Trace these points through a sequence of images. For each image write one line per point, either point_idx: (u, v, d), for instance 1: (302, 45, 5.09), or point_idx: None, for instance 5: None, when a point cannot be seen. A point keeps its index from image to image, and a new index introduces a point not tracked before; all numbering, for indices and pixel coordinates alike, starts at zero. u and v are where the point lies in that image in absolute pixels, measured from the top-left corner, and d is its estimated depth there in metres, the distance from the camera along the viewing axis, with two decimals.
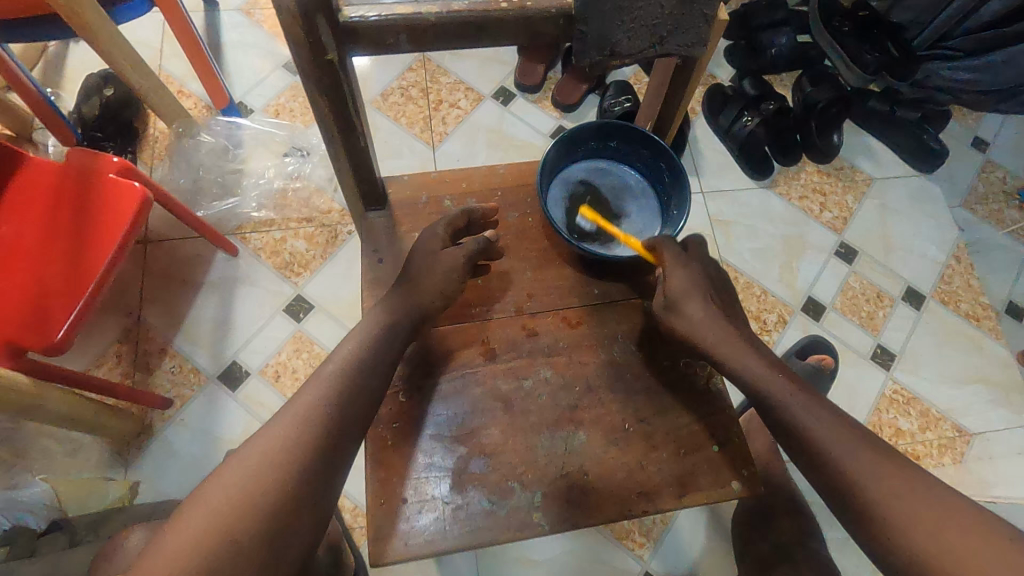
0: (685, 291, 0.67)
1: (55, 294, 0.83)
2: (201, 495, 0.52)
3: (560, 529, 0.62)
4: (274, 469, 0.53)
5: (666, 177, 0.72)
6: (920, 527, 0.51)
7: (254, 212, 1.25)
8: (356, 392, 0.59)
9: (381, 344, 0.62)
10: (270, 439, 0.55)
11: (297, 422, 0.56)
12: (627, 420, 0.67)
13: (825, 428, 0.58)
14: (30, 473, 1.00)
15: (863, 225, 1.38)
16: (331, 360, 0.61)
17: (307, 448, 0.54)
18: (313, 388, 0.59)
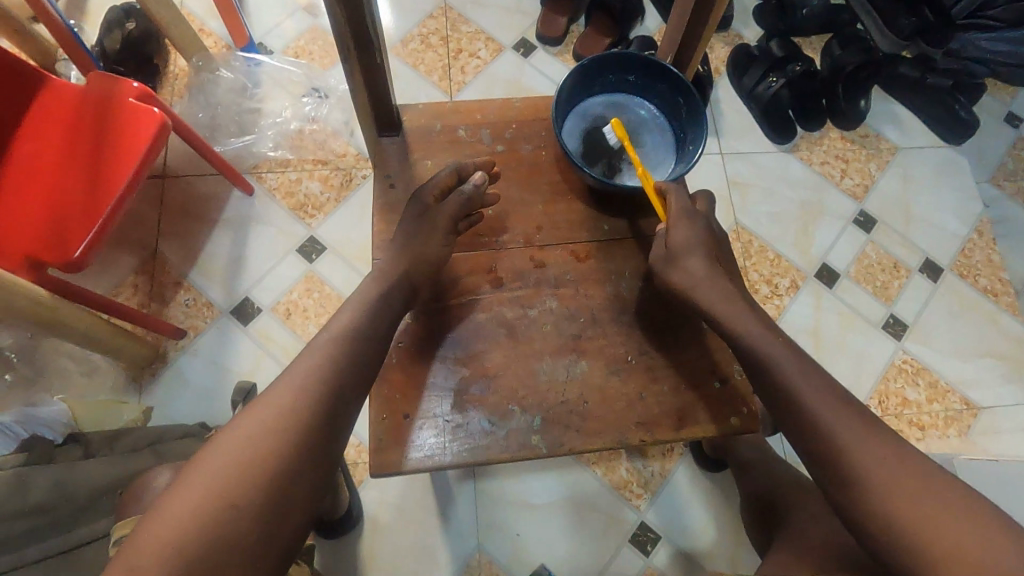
0: (685, 247, 0.66)
1: (74, 214, 0.84)
2: (200, 460, 0.51)
3: (557, 452, 0.63)
4: (275, 434, 0.53)
5: (684, 113, 0.70)
6: (902, 495, 0.52)
7: (270, 151, 1.25)
8: (356, 358, 0.59)
9: (378, 313, 0.62)
10: (270, 404, 0.55)
11: (296, 388, 0.56)
12: (630, 352, 0.67)
13: (816, 392, 0.59)
14: (49, 391, 1.03)
15: (883, 194, 1.35)
16: (329, 327, 0.61)
17: (307, 413, 0.55)
18: (310, 354, 0.59)
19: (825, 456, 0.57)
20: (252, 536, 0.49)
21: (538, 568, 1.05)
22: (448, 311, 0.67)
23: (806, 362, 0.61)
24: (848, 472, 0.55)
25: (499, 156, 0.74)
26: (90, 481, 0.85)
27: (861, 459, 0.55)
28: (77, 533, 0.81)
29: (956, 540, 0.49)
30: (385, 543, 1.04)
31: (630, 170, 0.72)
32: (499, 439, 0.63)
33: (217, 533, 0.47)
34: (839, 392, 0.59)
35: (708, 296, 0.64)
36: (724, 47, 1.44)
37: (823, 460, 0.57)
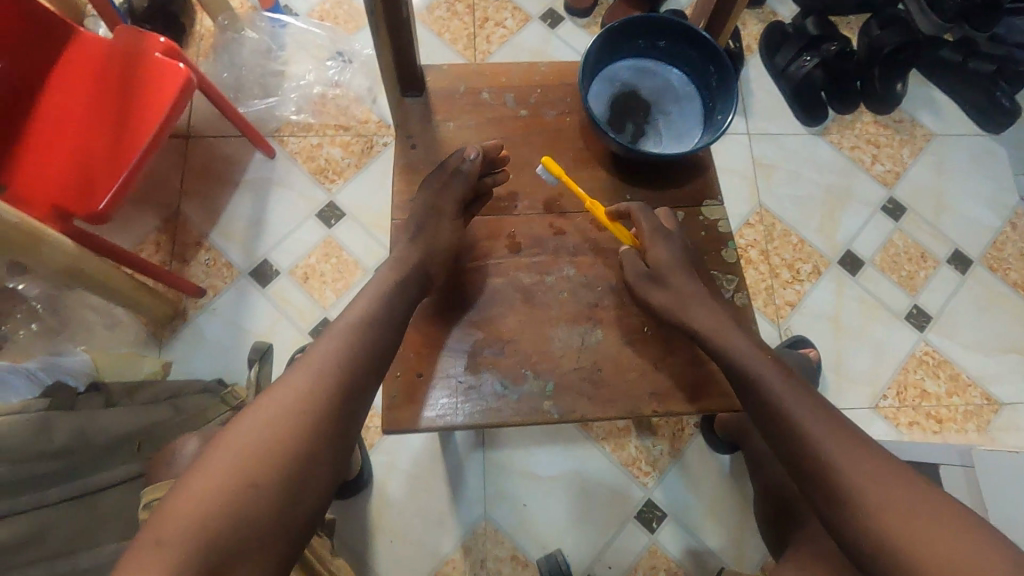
0: (670, 265, 0.65)
1: (98, 169, 0.85)
2: (216, 447, 0.52)
3: (569, 419, 0.63)
4: (290, 423, 0.53)
5: (714, 82, 0.68)
6: (894, 513, 0.51)
7: (292, 115, 1.25)
8: (371, 348, 0.59)
9: (393, 302, 0.62)
10: (286, 392, 0.55)
11: (312, 377, 0.56)
12: (647, 323, 0.66)
13: (804, 408, 0.58)
14: (73, 342, 1.06)
15: (915, 181, 1.31)
16: (345, 315, 0.60)
17: (322, 403, 0.55)
18: (326, 343, 0.58)
19: (816, 470, 0.56)
20: (265, 519, 0.49)
21: (543, 539, 1.06)
22: (466, 275, 0.67)
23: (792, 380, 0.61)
24: (841, 487, 0.54)
25: (522, 121, 0.73)
26: (110, 430, 0.88)
27: (853, 471, 0.54)
28: (97, 477, 0.85)
29: (948, 555, 0.48)
30: (392, 507, 1.06)
31: (655, 139, 0.70)
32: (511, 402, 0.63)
33: (233, 519, 0.48)
34: (823, 407, 0.59)
35: (696, 313, 0.63)
36: (757, 24, 1.40)
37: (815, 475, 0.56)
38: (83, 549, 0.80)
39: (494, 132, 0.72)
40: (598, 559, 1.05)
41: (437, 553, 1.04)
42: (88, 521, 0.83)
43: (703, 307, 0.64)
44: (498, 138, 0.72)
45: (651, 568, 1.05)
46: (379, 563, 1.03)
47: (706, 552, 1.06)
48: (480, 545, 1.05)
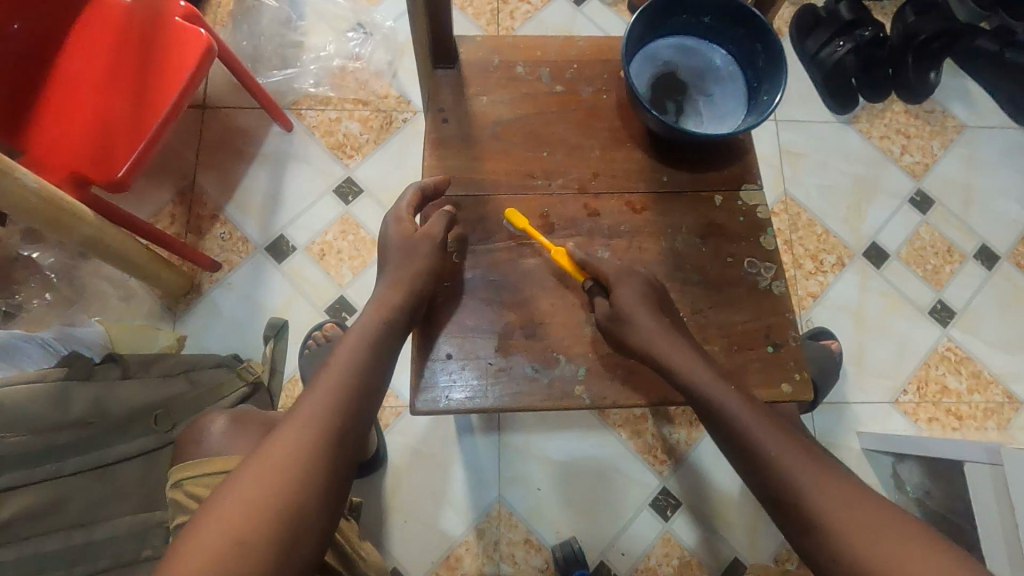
0: (634, 310, 0.59)
1: (117, 137, 0.83)
2: (215, 510, 0.48)
3: (600, 405, 0.62)
4: (298, 476, 0.51)
5: (761, 61, 0.66)
6: (863, 535, 0.49)
7: (311, 88, 1.22)
8: (369, 388, 0.57)
9: (387, 339, 0.59)
10: (286, 444, 0.52)
11: (314, 423, 0.53)
12: (682, 309, 0.64)
13: (765, 433, 0.55)
14: (87, 313, 1.05)
15: (945, 174, 1.28)
16: (338, 354, 0.58)
17: (328, 450, 0.53)
18: (321, 386, 0.56)
19: (779, 493, 0.53)
20: None
21: (557, 523, 1.06)
22: (498, 255, 0.65)
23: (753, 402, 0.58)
24: (807, 511, 0.51)
25: (558, 97, 0.70)
26: (127, 403, 0.87)
27: (814, 493, 0.52)
28: (118, 448, 0.86)
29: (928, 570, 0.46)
30: (407, 486, 1.06)
31: (696, 120, 0.68)
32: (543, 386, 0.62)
33: None
34: (779, 425, 0.56)
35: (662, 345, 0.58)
36: (788, 7, 1.36)
37: (779, 500, 0.53)
38: (101, 521, 0.81)
39: (529, 107, 0.70)
40: (611, 545, 1.05)
41: (451, 535, 1.04)
42: (105, 494, 0.83)
43: (668, 339, 0.59)
44: (532, 114, 0.70)
45: (665, 555, 1.05)
46: (393, 541, 1.03)
47: (720, 541, 1.06)
48: (495, 528, 1.05)
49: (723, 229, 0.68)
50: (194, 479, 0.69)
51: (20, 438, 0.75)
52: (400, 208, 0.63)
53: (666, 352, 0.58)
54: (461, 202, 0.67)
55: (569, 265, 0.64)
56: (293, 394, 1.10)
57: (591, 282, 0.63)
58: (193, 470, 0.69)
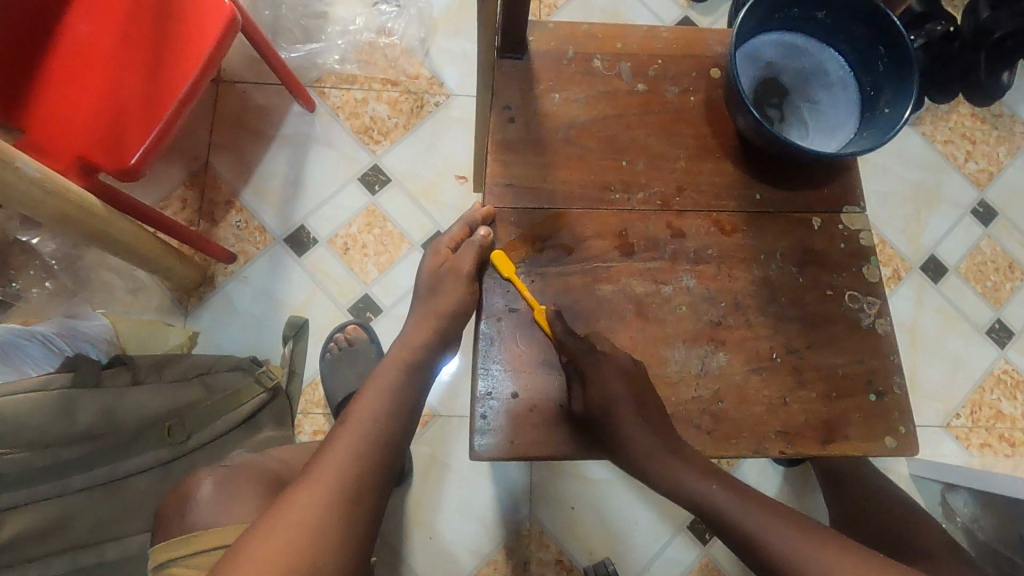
0: (608, 400, 0.53)
1: (129, 114, 0.74)
2: (237, 562, 0.50)
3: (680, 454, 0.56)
4: (318, 533, 0.52)
5: (882, 66, 0.57)
6: None
7: (337, 64, 1.12)
8: (389, 445, 0.58)
9: (410, 394, 0.61)
10: (307, 501, 0.54)
11: (335, 479, 0.55)
12: (776, 349, 0.57)
13: (758, 516, 0.51)
14: (91, 305, 0.96)
15: (1010, 184, 1.20)
16: (358, 409, 0.59)
17: (347, 506, 0.54)
18: (342, 441, 0.57)
19: None
20: None
21: (591, 545, 1.00)
22: (573, 280, 0.58)
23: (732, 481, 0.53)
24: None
25: (640, 97, 0.62)
26: (138, 412, 0.79)
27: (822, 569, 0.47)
28: (126, 463, 0.79)
29: None
30: (432, 499, 1.00)
31: (801, 130, 0.59)
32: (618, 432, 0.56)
33: None
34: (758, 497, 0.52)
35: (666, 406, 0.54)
36: None
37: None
38: (111, 539, 0.77)
39: (607, 108, 0.61)
40: (647, 569, 1.00)
41: (478, 554, 0.98)
42: (114, 509, 0.78)
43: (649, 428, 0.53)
44: (611, 115, 0.61)
45: None
46: (415, 558, 0.97)
47: None
48: (524, 547, 0.99)
49: (822, 258, 0.60)
50: (181, 561, 0.62)
51: (17, 455, 0.69)
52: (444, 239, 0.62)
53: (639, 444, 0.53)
54: (530, 216, 0.59)
55: (546, 327, 0.56)
56: (313, 399, 1.01)
57: (567, 359, 0.55)
58: (179, 550, 0.63)
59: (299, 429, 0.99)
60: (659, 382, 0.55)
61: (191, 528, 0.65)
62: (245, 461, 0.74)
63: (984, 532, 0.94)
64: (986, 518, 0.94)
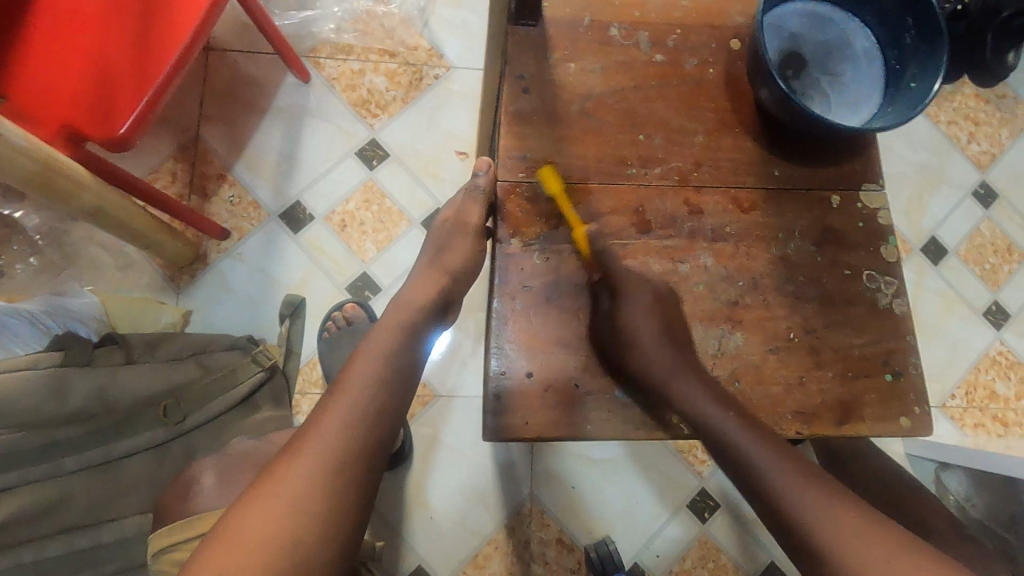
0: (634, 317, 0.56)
1: (119, 77, 0.70)
2: (223, 544, 0.49)
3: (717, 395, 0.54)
4: (304, 509, 0.50)
5: (909, 38, 0.56)
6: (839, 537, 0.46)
7: (333, 33, 1.08)
8: (386, 422, 0.57)
9: (402, 361, 0.59)
10: (294, 476, 0.52)
11: (323, 450, 0.53)
12: (793, 329, 0.57)
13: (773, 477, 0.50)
14: (79, 283, 0.93)
15: (1011, 166, 1.20)
16: (352, 379, 0.57)
17: (335, 482, 0.52)
18: (332, 413, 0.55)
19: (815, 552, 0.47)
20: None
21: (590, 524, 1.00)
22: (596, 258, 0.57)
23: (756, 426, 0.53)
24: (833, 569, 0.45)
25: (659, 68, 0.60)
26: (131, 391, 0.77)
27: (839, 534, 0.46)
28: (123, 444, 0.77)
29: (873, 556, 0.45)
30: (433, 477, 0.99)
31: (823, 103, 0.58)
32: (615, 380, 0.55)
33: None
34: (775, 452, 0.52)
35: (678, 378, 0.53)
36: None
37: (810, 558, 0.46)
38: (107, 521, 0.75)
39: (624, 79, 0.59)
40: (645, 548, 1.00)
41: (478, 533, 0.98)
42: (109, 490, 0.76)
43: (669, 361, 0.55)
44: (628, 87, 0.59)
45: (700, 558, 1.00)
46: (415, 537, 0.97)
47: (757, 544, 1.02)
48: (526, 527, 0.99)
49: (841, 236, 0.59)
50: (185, 545, 0.61)
51: (13, 436, 0.69)
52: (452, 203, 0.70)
53: (656, 371, 0.54)
54: (546, 190, 0.57)
55: (586, 247, 0.56)
56: (311, 378, 0.98)
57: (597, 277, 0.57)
58: (179, 535, 0.61)
59: (296, 409, 0.97)
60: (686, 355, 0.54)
61: (195, 512, 0.64)
62: (247, 449, 0.74)
63: (978, 510, 0.96)
64: (980, 496, 0.95)
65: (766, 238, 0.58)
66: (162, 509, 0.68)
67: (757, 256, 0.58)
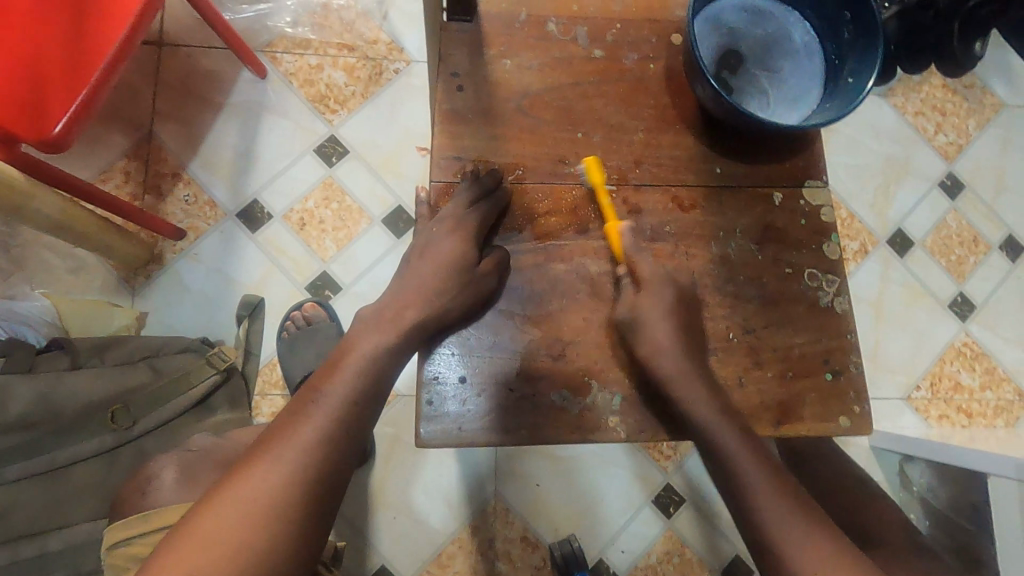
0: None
1: (55, 76, 0.69)
2: (183, 546, 0.46)
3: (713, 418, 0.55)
4: (268, 517, 0.47)
5: (847, 33, 0.55)
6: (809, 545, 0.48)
7: (288, 28, 1.06)
8: (359, 431, 0.53)
9: (376, 371, 0.54)
10: (258, 482, 0.48)
11: (297, 457, 0.49)
12: (733, 330, 0.57)
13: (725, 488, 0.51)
14: (30, 286, 0.92)
15: (978, 156, 1.20)
16: (332, 386, 0.53)
17: (301, 493, 0.49)
18: (309, 421, 0.51)
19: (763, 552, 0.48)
20: None
21: (556, 523, 1.00)
22: (533, 261, 0.57)
23: (756, 445, 0.52)
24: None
25: (598, 64, 0.59)
26: (79, 396, 0.76)
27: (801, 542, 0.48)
28: (67, 451, 0.76)
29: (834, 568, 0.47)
30: (398, 477, 0.98)
31: (762, 100, 0.57)
32: (561, 385, 0.55)
33: None
34: (720, 463, 0.52)
35: None
36: None
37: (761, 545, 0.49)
38: (54, 529, 0.74)
39: (561, 76, 0.59)
40: (611, 543, 1.00)
41: (444, 532, 0.97)
42: (61, 495, 0.75)
43: (643, 397, 0.53)
44: (565, 85, 0.59)
45: (665, 553, 1.00)
46: (380, 538, 0.96)
47: (722, 538, 1.02)
48: (490, 525, 0.98)
49: (783, 233, 0.59)
50: (139, 539, 0.60)
51: None
52: (451, 215, 0.56)
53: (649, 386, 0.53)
54: (497, 184, 0.57)
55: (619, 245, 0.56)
56: (271, 379, 0.97)
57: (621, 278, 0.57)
58: (137, 528, 0.60)
59: (256, 411, 0.95)
60: (645, 361, 0.54)
61: (147, 508, 0.63)
62: (207, 445, 0.72)
63: (939, 501, 0.96)
64: (942, 487, 0.95)
65: (707, 236, 0.58)
66: (118, 505, 0.67)
67: (697, 255, 0.58)
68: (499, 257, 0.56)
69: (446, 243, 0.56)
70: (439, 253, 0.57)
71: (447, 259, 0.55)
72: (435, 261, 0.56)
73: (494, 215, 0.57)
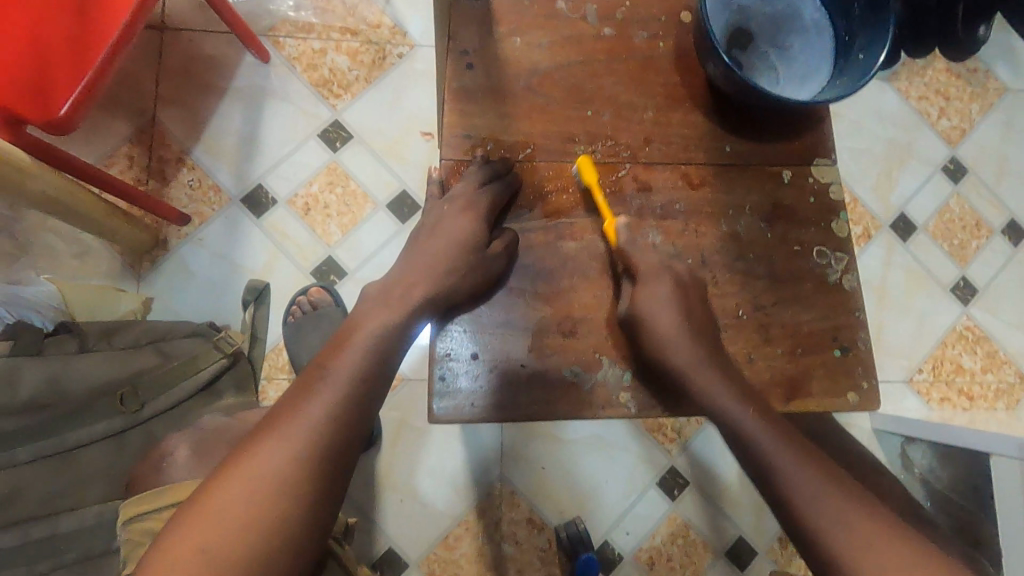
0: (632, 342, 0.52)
1: (60, 57, 0.69)
2: (194, 523, 0.46)
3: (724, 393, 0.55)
4: (279, 493, 0.47)
5: (857, 9, 0.55)
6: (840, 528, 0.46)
7: (291, 11, 1.06)
8: (371, 407, 0.53)
9: (387, 348, 0.54)
10: (268, 458, 0.48)
11: (305, 434, 0.50)
12: (743, 307, 0.57)
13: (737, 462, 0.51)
14: (35, 271, 0.92)
15: (981, 141, 1.20)
16: (340, 363, 0.53)
17: (310, 468, 0.49)
18: (318, 397, 0.51)
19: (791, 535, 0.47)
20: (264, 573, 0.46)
21: (562, 506, 1.01)
22: (543, 239, 0.57)
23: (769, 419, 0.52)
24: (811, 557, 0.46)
25: (607, 42, 0.59)
26: (86, 378, 0.77)
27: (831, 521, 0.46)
28: (75, 433, 0.76)
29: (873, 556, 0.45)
30: (403, 460, 0.99)
31: (772, 77, 0.57)
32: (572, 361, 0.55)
33: None
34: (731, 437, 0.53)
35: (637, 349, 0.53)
36: None
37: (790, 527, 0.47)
38: (66, 510, 0.74)
39: (571, 54, 0.59)
40: (615, 525, 1.01)
41: (450, 515, 0.98)
42: (72, 476, 0.76)
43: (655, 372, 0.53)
44: (575, 62, 0.59)
45: (669, 535, 1.01)
46: (388, 520, 0.97)
47: (725, 520, 1.03)
48: (496, 507, 0.99)
49: (791, 211, 0.59)
50: (156, 514, 0.61)
51: None
52: (461, 196, 0.56)
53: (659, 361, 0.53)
54: (506, 169, 0.57)
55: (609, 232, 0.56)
56: (277, 364, 0.97)
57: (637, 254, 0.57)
58: (153, 503, 0.61)
59: (263, 395, 0.96)
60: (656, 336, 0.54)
61: (163, 485, 0.63)
62: (216, 426, 0.73)
63: (941, 481, 0.97)
64: (944, 470, 0.96)
65: (716, 213, 0.58)
66: (132, 484, 0.68)
67: (706, 232, 0.58)
68: (509, 240, 0.56)
69: (456, 223, 0.56)
70: (449, 233, 0.56)
71: (456, 240, 0.56)
72: (445, 242, 0.57)
73: (504, 197, 0.57)
